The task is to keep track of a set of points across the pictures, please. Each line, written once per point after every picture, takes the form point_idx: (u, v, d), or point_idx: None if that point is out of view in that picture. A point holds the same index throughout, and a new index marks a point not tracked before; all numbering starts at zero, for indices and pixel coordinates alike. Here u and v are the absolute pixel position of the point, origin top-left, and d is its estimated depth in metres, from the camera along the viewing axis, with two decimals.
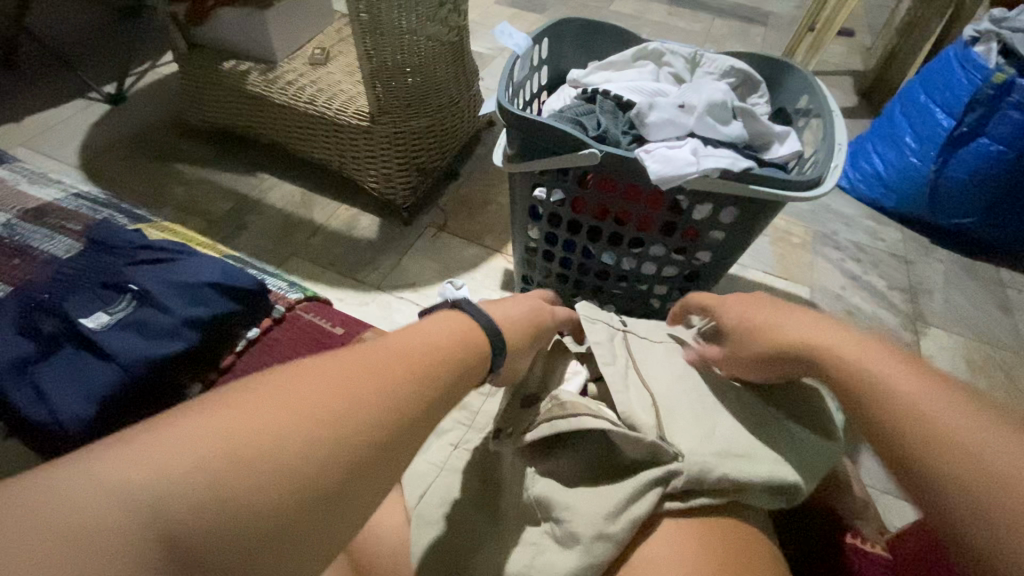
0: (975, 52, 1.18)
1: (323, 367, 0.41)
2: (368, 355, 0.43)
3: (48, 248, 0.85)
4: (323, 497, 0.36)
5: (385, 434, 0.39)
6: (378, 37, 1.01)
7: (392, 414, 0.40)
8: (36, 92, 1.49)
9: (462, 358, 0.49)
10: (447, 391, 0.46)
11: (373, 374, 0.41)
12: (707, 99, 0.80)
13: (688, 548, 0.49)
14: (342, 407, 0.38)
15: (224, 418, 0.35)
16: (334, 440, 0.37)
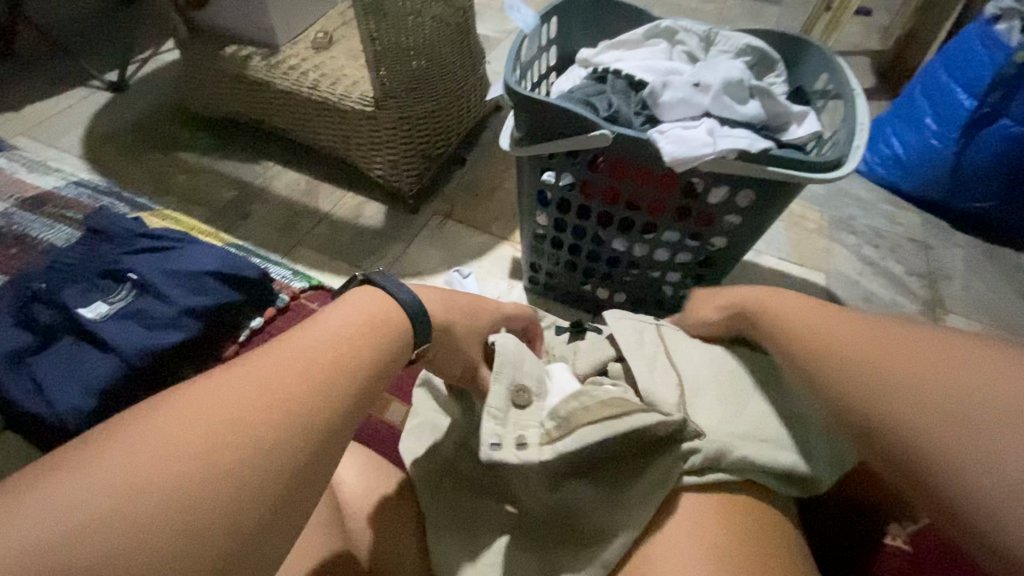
0: (998, 29, 1.13)
1: (237, 378, 0.40)
2: (291, 355, 0.42)
3: (48, 238, 0.84)
4: (264, 503, 0.36)
5: (316, 437, 0.40)
6: (382, 18, 0.97)
7: (320, 414, 0.40)
8: (37, 79, 1.47)
9: (387, 348, 0.48)
10: (375, 378, 0.46)
11: (292, 377, 0.41)
12: (722, 78, 0.77)
13: (711, 528, 0.46)
14: (266, 413, 0.38)
15: (141, 445, 0.34)
16: (272, 442, 0.37)
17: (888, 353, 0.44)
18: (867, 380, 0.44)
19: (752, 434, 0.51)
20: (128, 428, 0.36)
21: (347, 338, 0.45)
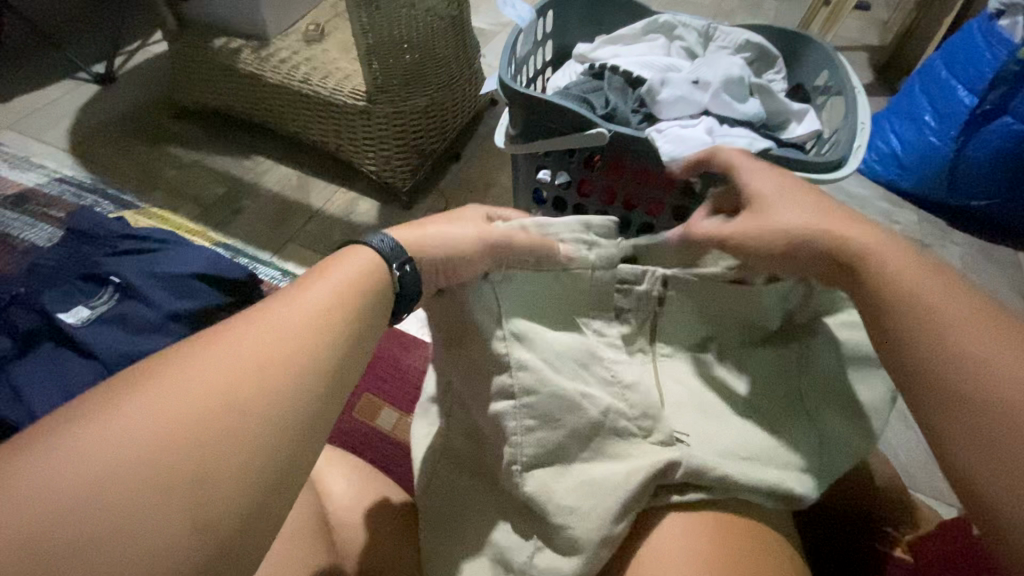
0: (1000, 25, 1.12)
1: (209, 347, 0.34)
2: (269, 317, 0.37)
3: (30, 237, 0.82)
4: (257, 485, 0.31)
5: (309, 398, 0.35)
6: (374, 10, 0.95)
7: (309, 373, 0.36)
8: (22, 72, 1.44)
9: (374, 306, 0.43)
10: (359, 341, 0.40)
11: (273, 339, 0.35)
12: (722, 75, 0.75)
13: (698, 547, 0.44)
14: (247, 379, 0.33)
15: (100, 428, 0.28)
16: (242, 414, 0.32)
17: (963, 329, 0.38)
18: (919, 336, 0.39)
19: (735, 449, 0.49)
20: (82, 408, 0.29)
21: (325, 294, 0.40)
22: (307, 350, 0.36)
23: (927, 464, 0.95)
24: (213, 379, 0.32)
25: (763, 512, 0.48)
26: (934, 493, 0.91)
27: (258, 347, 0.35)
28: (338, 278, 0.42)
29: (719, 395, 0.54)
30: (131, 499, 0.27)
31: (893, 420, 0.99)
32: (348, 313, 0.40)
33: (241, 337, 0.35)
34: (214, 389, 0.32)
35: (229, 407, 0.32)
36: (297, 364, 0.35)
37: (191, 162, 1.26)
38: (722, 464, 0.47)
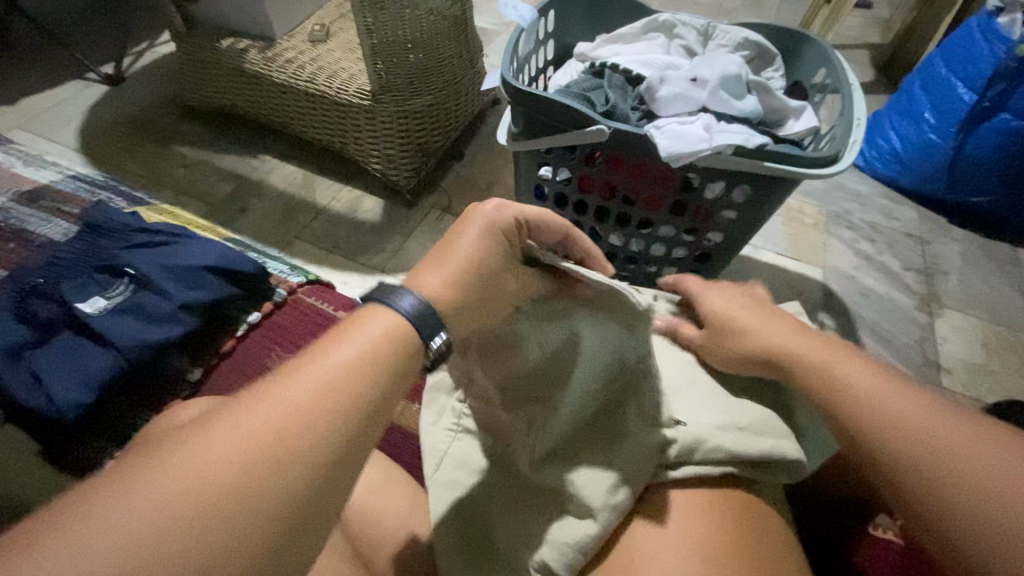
0: (998, 23, 1.13)
1: (201, 436, 0.32)
2: (274, 399, 0.34)
3: (45, 232, 0.84)
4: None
5: (298, 505, 0.32)
6: (379, 11, 0.97)
7: (310, 466, 0.33)
8: (34, 72, 1.47)
9: (398, 375, 0.39)
10: (378, 420, 0.37)
11: (272, 423, 0.33)
12: (719, 73, 0.76)
13: (694, 528, 0.45)
14: (243, 485, 0.31)
15: (100, 522, 0.28)
16: (244, 516, 0.30)
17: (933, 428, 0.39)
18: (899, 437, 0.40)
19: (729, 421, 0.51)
20: (73, 506, 0.28)
21: (340, 371, 0.36)
22: (320, 438, 0.33)
23: None
24: (220, 471, 0.30)
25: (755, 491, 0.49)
26: None
27: (270, 433, 0.32)
28: (363, 340, 0.38)
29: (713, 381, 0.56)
30: None
31: None
32: (368, 388, 0.37)
33: (254, 418, 0.33)
34: (219, 483, 0.30)
35: (215, 510, 0.30)
36: (308, 456, 0.33)
37: (198, 161, 1.28)
38: (712, 434, 0.49)
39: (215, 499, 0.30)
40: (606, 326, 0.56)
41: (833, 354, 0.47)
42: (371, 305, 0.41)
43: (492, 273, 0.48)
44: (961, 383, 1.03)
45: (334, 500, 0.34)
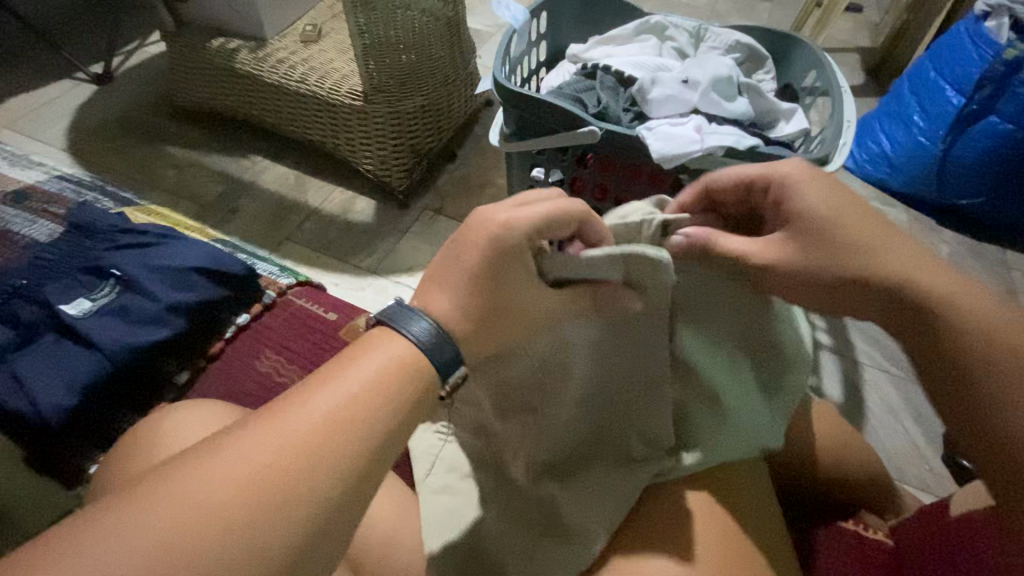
0: (986, 27, 1.14)
1: (209, 465, 0.32)
2: (273, 431, 0.33)
3: (30, 232, 0.83)
4: None
5: (303, 542, 0.32)
6: (371, 12, 0.97)
7: (306, 503, 0.32)
8: (20, 71, 1.45)
9: (410, 405, 0.37)
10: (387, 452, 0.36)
11: (278, 456, 0.32)
12: (711, 74, 0.77)
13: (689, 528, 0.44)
14: (248, 520, 0.30)
15: (107, 553, 0.28)
16: (248, 551, 0.30)
17: None
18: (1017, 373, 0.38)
19: (735, 433, 0.49)
20: (87, 532, 0.29)
21: (342, 403, 0.35)
22: (324, 473, 0.33)
23: (915, 456, 0.97)
24: (225, 505, 0.30)
25: (750, 486, 0.49)
26: (921, 485, 0.94)
27: (276, 466, 0.32)
28: (372, 367, 0.37)
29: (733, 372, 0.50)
30: None
31: (879, 414, 1.02)
32: (377, 420, 0.35)
33: (260, 448, 0.33)
34: (222, 518, 0.30)
35: (209, 545, 0.29)
36: (314, 492, 0.32)
37: (188, 161, 1.27)
38: (713, 443, 0.48)
39: (217, 535, 0.30)
40: (624, 328, 0.48)
41: (953, 284, 0.42)
42: (383, 329, 0.40)
43: (508, 283, 0.42)
44: None
45: (332, 537, 0.33)
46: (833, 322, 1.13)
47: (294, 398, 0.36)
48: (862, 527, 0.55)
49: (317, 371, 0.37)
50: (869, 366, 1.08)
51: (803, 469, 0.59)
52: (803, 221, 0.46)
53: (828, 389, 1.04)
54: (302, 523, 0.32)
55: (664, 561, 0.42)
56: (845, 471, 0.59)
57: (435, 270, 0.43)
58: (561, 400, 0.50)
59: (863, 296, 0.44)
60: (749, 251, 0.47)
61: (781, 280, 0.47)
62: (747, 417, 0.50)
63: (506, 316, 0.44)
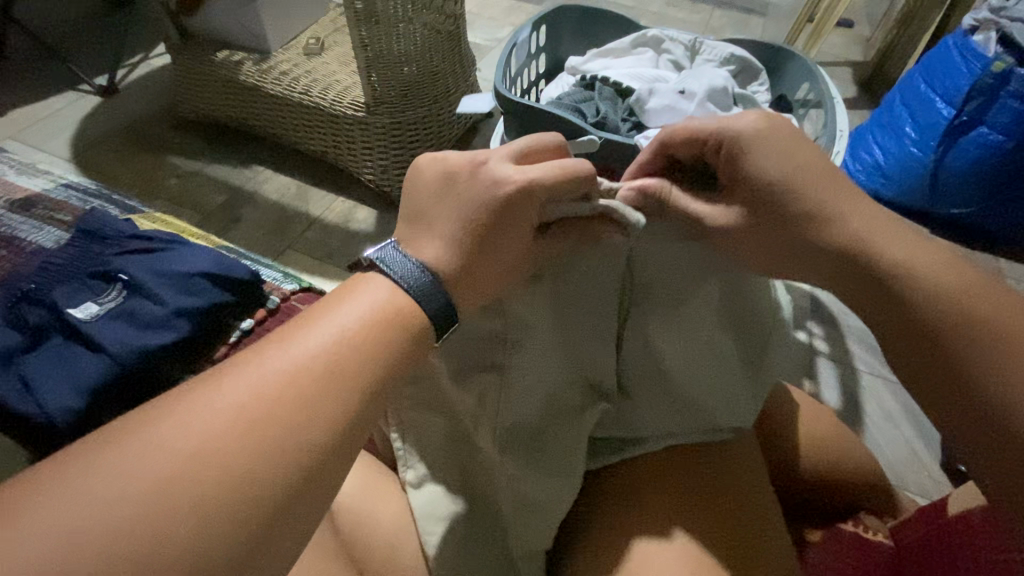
0: (975, 41, 1.18)
1: (218, 389, 0.34)
2: (264, 371, 0.35)
3: (36, 239, 0.84)
4: (258, 534, 0.31)
5: (309, 458, 0.33)
6: (373, 25, 1.00)
7: (312, 425, 0.34)
8: (27, 82, 1.47)
9: (400, 344, 0.39)
10: (380, 385, 0.38)
11: (282, 379, 0.34)
12: (707, 85, 0.78)
13: (674, 485, 0.49)
14: (256, 436, 0.32)
15: (126, 464, 0.30)
16: (256, 464, 0.32)
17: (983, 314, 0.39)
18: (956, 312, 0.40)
19: (684, 404, 0.52)
20: (104, 448, 0.30)
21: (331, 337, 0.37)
22: (323, 397, 0.35)
23: (913, 461, 0.98)
24: (233, 424, 0.32)
25: (731, 460, 0.52)
26: (919, 490, 0.94)
27: (280, 389, 0.34)
28: (361, 308, 0.39)
29: (701, 338, 0.52)
30: (147, 534, 0.28)
31: (878, 421, 1.02)
32: (370, 354, 0.38)
33: (266, 374, 0.35)
34: (234, 435, 0.32)
35: (222, 464, 0.31)
36: (315, 415, 0.34)
37: (191, 171, 1.29)
38: (675, 416, 0.52)
39: (229, 451, 0.31)
40: (597, 295, 0.51)
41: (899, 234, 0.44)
42: (370, 278, 0.42)
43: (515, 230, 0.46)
44: None
45: (332, 468, 0.34)
46: (830, 328, 1.15)
47: (292, 333, 0.38)
48: (862, 528, 0.55)
49: (310, 313, 0.40)
50: (867, 373, 1.08)
51: (802, 474, 0.59)
52: (758, 185, 0.46)
53: (826, 395, 1.05)
54: (305, 441, 0.33)
55: (656, 513, 0.47)
56: (841, 472, 0.59)
57: (432, 208, 0.46)
58: (544, 374, 0.51)
59: (814, 257, 0.46)
60: (711, 216, 0.49)
61: (739, 234, 0.48)
62: (703, 386, 0.52)
63: (495, 262, 0.45)
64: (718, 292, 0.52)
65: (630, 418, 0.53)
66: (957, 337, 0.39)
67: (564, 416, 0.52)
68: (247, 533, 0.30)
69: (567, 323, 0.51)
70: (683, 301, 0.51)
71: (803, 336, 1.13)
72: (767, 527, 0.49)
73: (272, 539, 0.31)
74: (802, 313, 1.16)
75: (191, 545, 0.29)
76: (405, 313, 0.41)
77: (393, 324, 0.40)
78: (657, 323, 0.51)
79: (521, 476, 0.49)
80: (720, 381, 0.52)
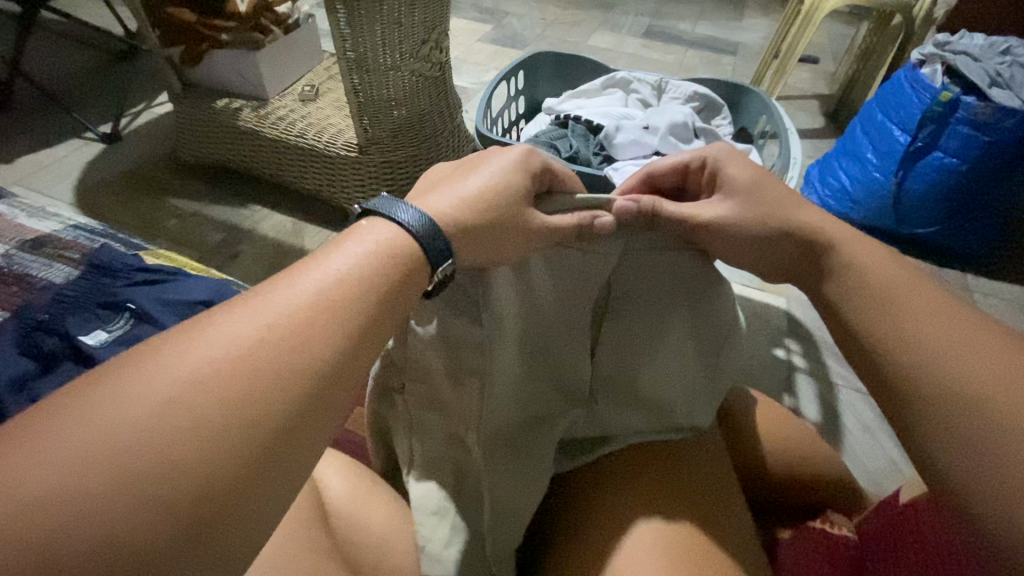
0: (923, 74, 1.27)
1: (216, 326, 0.34)
2: (261, 309, 0.35)
3: (46, 276, 0.89)
4: (263, 462, 0.31)
5: (308, 390, 0.34)
6: (364, 72, 1.07)
7: (306, 366, 0.34)
8: (34, 131, 1.54)
9: (391, 289, 0.41)
10: (372, 326, 0.39)
11: (279, 315, 0.35)
12: (668, 121, 0.86)
13: (659, 482, 0.53)
14: (255, 368, 0.32)
15: (129, 392, 0.30)
16: (256, 393, 0.32)
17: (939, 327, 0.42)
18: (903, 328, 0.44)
19: (652, 408, 0.57)
20: (102, 381, 0.30)
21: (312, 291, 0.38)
22: (318, 332, 0.35)
23: (892, 470, 1.01)
24: (233, 356, 0.32)
25: (705, 461, 0.56)
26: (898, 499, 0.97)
27: (278, 324, 0.35)
28: (352, 255, 0.41)
29: (664, 344, 0.56)
30: (151, 460, 0.28)
31: (857, 433, 1.06)
32: (361, 295, 0.39)
33: (261, 311, 0.35)
34: (236, 365, 0.32)
35: (219, 402, 0.31)
36: (311, 349, 0.35)
37: (191, 211, 1.34)
38: (639, 415, 0.57)
39: (229, 381, 0.32)
40: (568, 315, 0.56)
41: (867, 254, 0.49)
42: (360, 229, 0.43)
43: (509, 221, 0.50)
44: None
45: (330, 400, 0.35)
46: (807, 345, 1.19)
47: (287, 277, 0.38)
48: (827, 524, 0.59)
49: (302, 259, 0.40)
50: (844, 387, 1.12)
51: (769, 474, 0.63)
52: (738, 187, 0.53)
53: (805, 409, 1.09)
54: (306, 375, 0.34)
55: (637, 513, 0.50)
56: (805, 470, 0.64)
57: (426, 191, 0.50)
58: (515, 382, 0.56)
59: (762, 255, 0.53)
60: (695, 211, 0.53)
61: (722, 230, 0.52)
62: (666, 388, 0.56)
63: (500, 229, 0.48)
64: (690, 303, 0.56)
65: (603, 419, 0.57)
66: (877, 314, 0.46)
67: (542, 422, 0.57)
68: (240, 472, 0.30)
69: (542, 333, 0.56)
70: (650, 314, 0.56)
71: (781, 353, 1.18)
72: (743, 528, 0.52)
73: (270, 474, 0.32)
74: (778, 331, 1.21)
75: (197, 472, 0.29)
76: (396, 260, 0.42)
77: (384, 270, 0.41)
78: (622, 332, 0.57)
79: (503, 478, 0.53)
80: (682, 382, 0.56)
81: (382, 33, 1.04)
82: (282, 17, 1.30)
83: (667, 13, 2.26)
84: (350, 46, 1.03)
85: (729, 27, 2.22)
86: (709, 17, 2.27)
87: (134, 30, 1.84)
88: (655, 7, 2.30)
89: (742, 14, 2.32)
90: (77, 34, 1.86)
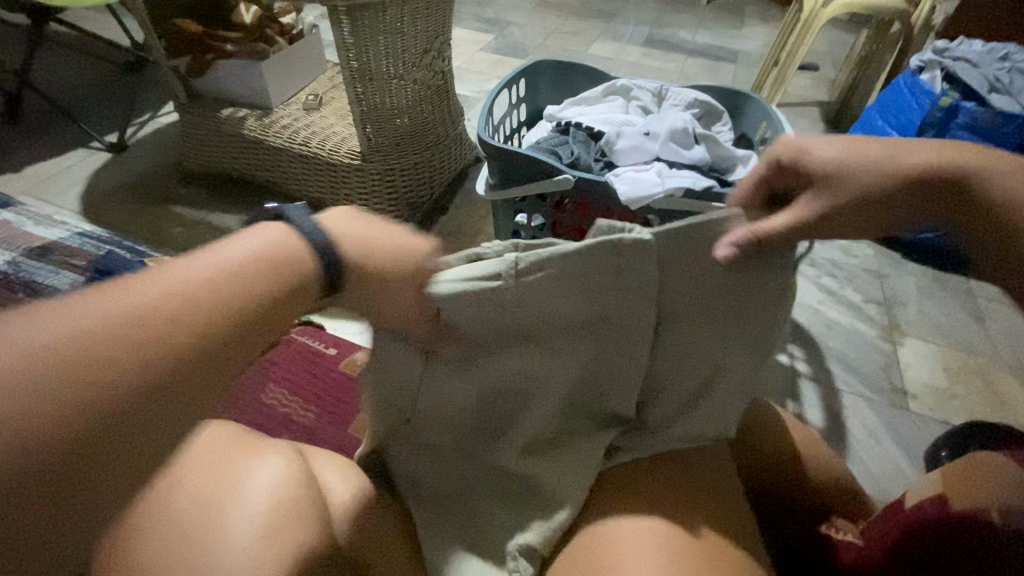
0: (922, 80, 1.28)
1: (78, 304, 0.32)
2: (128, 292, 0.34)
3: (53, 283, 0.90)
4: (88, 460, 0.30)
5: (158, 388, 0.32)
6: (368, 81, 1.09)
7: (161, 363, 0.33)
8: (42, 142, 1.56)
9: (278, 293, 0.39)
10: (250, 328, 0.37)
11: (142, 302, 0.33)
12: (669, 127, 0.86)
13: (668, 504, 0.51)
14: (102, 356, 0.31)
15: None
16: (95, 384, 0.30)
17: None
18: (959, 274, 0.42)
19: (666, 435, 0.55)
20: None
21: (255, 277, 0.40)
22: (184, 330, 0.34)
23: (899, 476, 1.00)
24: (82, 341, 0.31)
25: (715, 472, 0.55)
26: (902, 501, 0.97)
27: (142, 313, 0.33)
28: (245, 250, 0.39)
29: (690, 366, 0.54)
30: None
31: (861, 438, 1.05)
32: (243, 295, 0.37)
33: (126, 294, 0.33)
34: (80, 353, 0.30)
35: (132, 332, 0.32)
36: (173, 347, 0.33)
37: (196, 220, 1.36)
38: (663, 446, 0.55)
39: (69, 366, 0.30)
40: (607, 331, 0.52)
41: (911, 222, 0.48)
42: (262, 226, 0.41)
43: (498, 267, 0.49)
44: (926, 406, 1.11)
45: (185, 400, 0.34)
46: (810, 350, 1.19)
47: (171, 262, 0.37)
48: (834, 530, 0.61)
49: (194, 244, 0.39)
50: (848, 393, 1.12)
51: (771, 479, 0.63)
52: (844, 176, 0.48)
53: (810, 415, 1.08)
54: (160, 373, 0.32)
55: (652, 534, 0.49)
56: (807, 474, 0.63)
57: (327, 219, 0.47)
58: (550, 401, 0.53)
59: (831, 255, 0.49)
60: (806, 212, 0.48)
61: (825, 225, 0.48)
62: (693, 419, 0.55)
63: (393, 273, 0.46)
64: (733, 325, 0.53)
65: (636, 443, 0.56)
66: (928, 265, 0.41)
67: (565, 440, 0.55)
68: (141, 395, 0.32)
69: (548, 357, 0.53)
70: (697, 332, 0.53)
71: (784, 359, 1.17)
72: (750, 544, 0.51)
73: (91, 475, 0.30)
74: (782, 337, 1.21)
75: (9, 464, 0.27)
76: (288, 264, 0.40)
77: (274, 272, 0.39)
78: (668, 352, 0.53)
79: (493, 512, 0.53)
80: (711, 409, 0.55)
81: (385, 41, 1.05)
82: (285, 29, 1.34)
83: (667, 23, 2.28)
84: (354, 54, 1.04)
85: (728, 35, 2.24)
86: (709, 25, 2.29)
87: (140, 41, 1.87)
88: (655, 16, 2.33)
89: (742, 23, 2.34)
90: (85, 46, 1.88)
